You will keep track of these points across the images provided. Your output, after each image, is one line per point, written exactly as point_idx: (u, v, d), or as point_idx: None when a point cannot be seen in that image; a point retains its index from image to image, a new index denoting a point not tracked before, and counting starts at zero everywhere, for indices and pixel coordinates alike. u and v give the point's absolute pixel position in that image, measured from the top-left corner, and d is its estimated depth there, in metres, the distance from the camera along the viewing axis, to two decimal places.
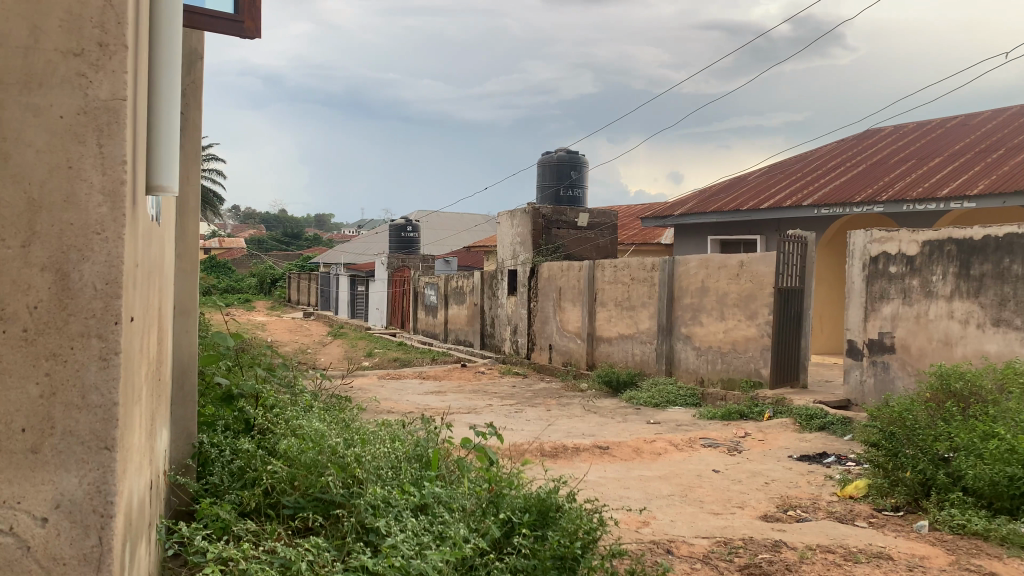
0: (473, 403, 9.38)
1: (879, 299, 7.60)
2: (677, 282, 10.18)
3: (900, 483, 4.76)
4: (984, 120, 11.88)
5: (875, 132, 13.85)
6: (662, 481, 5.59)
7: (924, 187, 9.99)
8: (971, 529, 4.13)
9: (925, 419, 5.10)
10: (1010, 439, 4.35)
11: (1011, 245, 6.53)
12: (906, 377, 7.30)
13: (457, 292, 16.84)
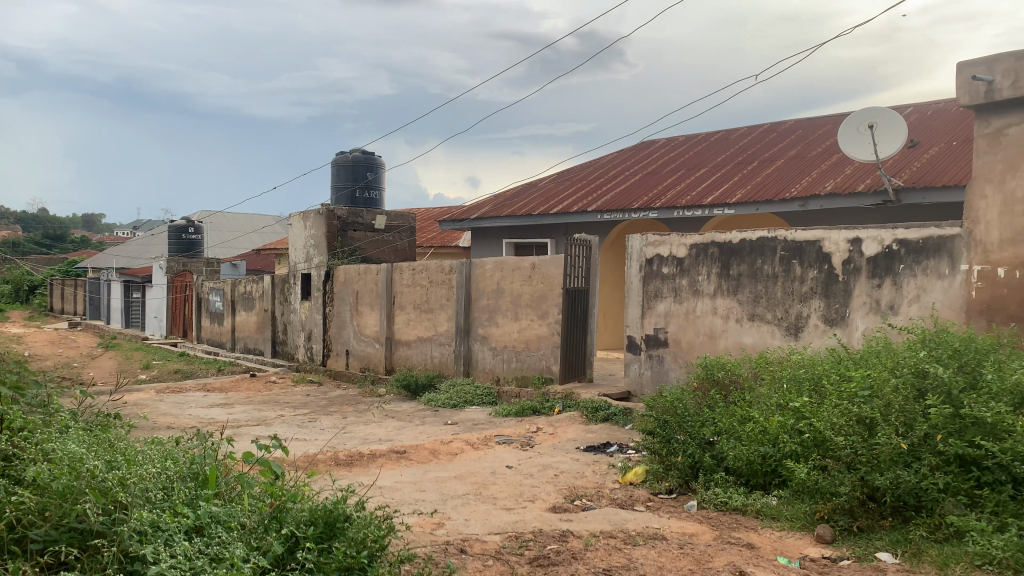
0: (262, 414, 8.96)
1: (654, 298, 8.20)
2: (474, 284, 10.35)
3: (673, 466, 5.16)
4: (741, 135, 13.23)
5: (650, 144, 14.96)
6: (457, 481, 5.65)
7: (692, 196, 10.91)
8: (731, 505, 4.57)
9: (693, 407, 5.54)
10: (762, 421, 4.85)
11: (762, 248, 7.28)
12: (677, 368, 7.94)
13: (246, 297, 16.02)
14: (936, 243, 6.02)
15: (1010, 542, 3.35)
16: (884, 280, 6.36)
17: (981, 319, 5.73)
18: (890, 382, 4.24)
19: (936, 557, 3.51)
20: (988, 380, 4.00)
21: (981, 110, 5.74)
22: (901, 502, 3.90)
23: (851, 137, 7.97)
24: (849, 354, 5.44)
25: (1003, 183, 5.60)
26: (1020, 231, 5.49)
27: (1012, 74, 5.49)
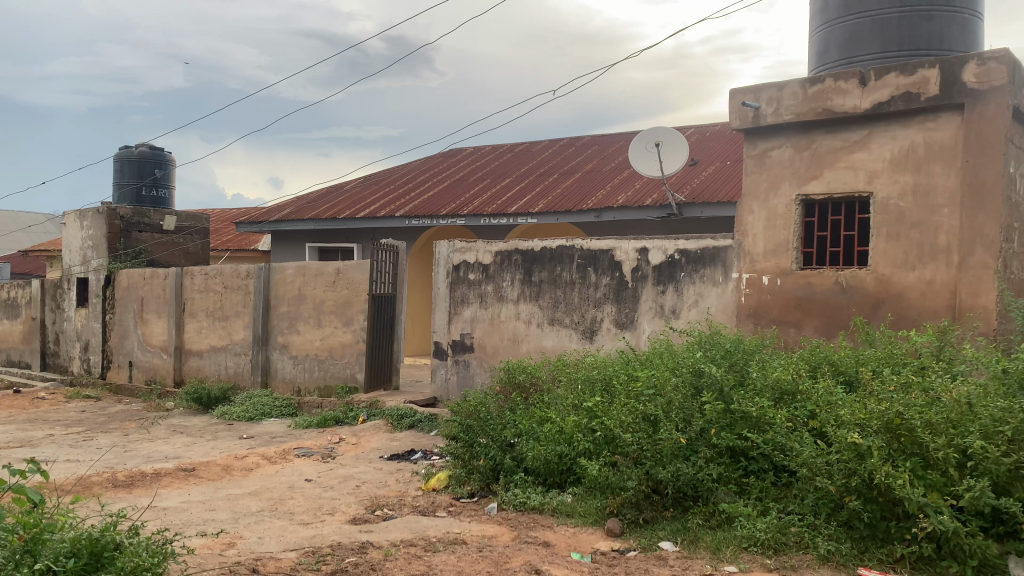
0: (26, 435, 8.02)
1: (460, 303, 8.28)
2: (274, 290, 9.90)
3: (475, 470, 5.22)
4: (543, 147, 13.74)
5: (456, 152, 15.14)
6: (251, 497, 5.36)
7: (497, 204, 11.16)
8: (529, 504, 4.70)
9: (495, 410, 5.62)
10: (559, 421, 5.02)
11: (561, 256, 7.57)
12: (482, 373, 8.08)
13: (9, 304, 14.31)
14: (712, 253, 6.57)
15: (772, 525, 3.72)
16: (668, 287, 6.84)
17: (750, 322, 6.31)
18: (671, 382, 4.53)
19: (710, 542, 3.81)
20: (754, 377, 4.43)
21: (750, 133, 6.33)
22: (681, 493, 4.20)
23: (639, 152, 8.49)
24: (637, 356, 5.79)
25: (767, 200, 6.21)
26: (781, 243, 6.12)
27: (775, 102, 6.11)
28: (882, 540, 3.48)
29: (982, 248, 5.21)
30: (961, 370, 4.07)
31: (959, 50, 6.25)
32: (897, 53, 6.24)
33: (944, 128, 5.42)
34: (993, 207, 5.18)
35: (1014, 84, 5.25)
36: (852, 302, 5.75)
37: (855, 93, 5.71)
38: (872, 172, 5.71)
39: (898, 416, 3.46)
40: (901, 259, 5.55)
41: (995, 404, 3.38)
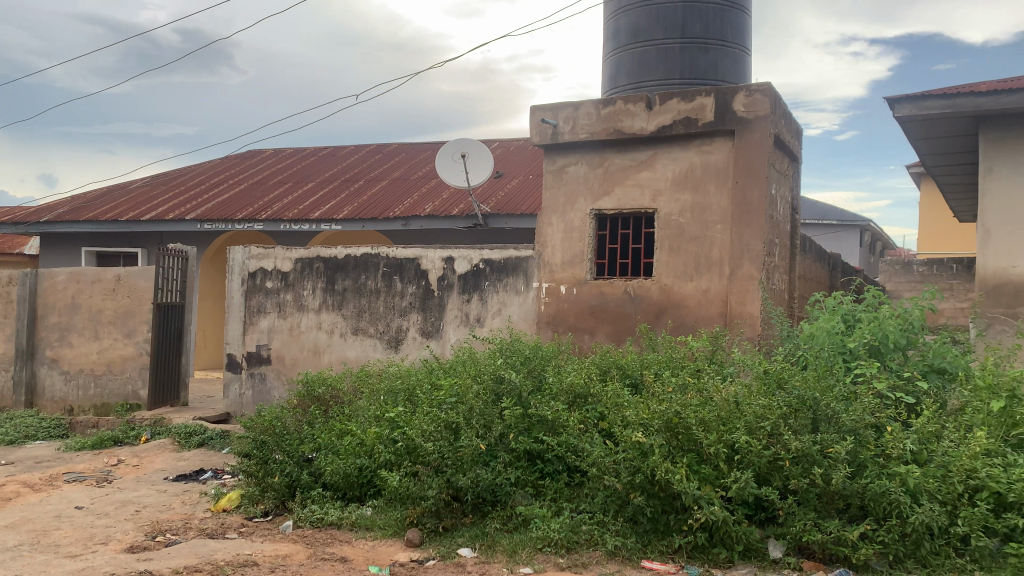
0: None
1: (256, 313, 7.90)
2: (41, 299, 8.92)
3: (269, 488, 4.98)
4: (349, 153, 13.48)
5: (255, 153, 14.47)
6: (7, 531, 4.76)
7: (298, 210, 10.79)
8: (327, 520, 4.55)
9: (293, 424, 5.40)
10: (360, 433, 4.91)
11: (365, 264, 7.45)
12: (280, 386, 7.76)
13: None
14: (514, 264, 6.75)
15: (564, 525, 3.86)
16: (472, 296, 6.95)
17: (548, 330, 6.55)
18: (471, 389, 4.57)
19: (506, 546, 3.89)
20: (550, 382, 4.58)
21: (549, 149, 6.59)
22: (480, 498, 4.25)
23: (443, 162, 8.53)
24: (440, 364, 5.81)
25: (564, 214, 6.49)
26: (576, 254, 6.42)
27: (571, 121, 6.40)
28: (663, 532, 3.73)
29: (749, 261, 5.75)
30: (731, 372, 4.46)
31: (730, 82, 6.89)
32: (679, 81, 6.76)
33: (717, 152, 5.94)
34: (758, 224, 5.74)
35: (774, 115, 5.86)
36: (639, 310, 6.14)
37: (642, 115, 6.11)
38: (657, 190, 6.13)
39: (676, 415, 3.72)
40: (681, 270, 6.01)
41: (757, 401, 3.70)
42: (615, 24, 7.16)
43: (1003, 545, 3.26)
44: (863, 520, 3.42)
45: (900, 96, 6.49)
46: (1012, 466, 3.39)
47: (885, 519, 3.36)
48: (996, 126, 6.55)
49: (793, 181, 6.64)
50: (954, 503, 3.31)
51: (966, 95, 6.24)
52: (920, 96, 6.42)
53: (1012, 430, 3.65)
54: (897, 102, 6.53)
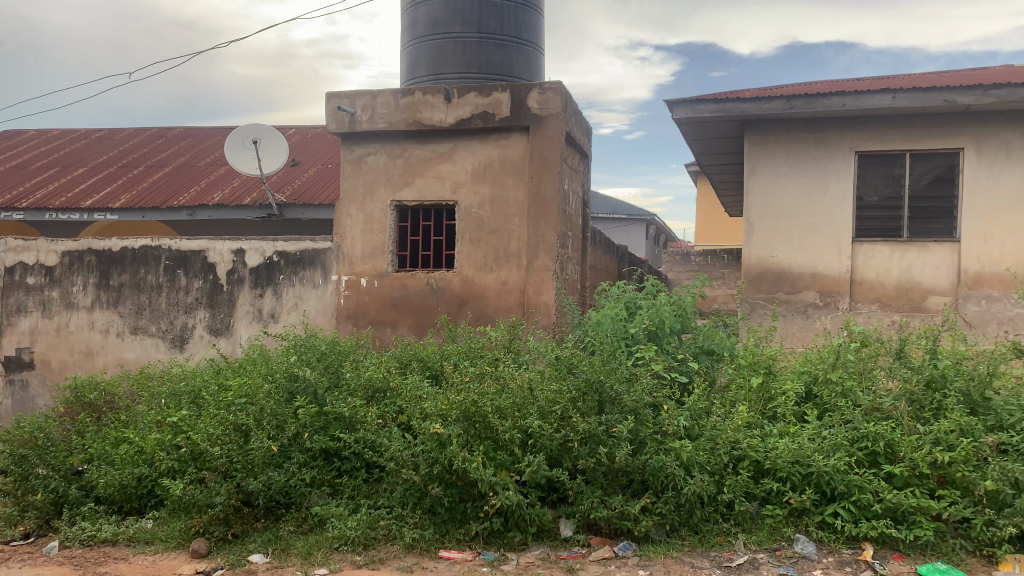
0: None
1: (16, 312, 7.10)
2: None
3: (31, 506, 4.46)
4: (128, 136, 12.41)
5: (14, 133, 12.92)
6: None
7: (67, 197, 9.77)
8: (100, 537, 4.14)
9: (59, 435, 4.88)
10: (138, 441, 4.54)
11: (145, 257, 6.88)
12: (45, 393, 7.02)
13: None
14: (311, 256, 6.52)
15: (362, 521, 3.79)
16: (266, 290, 6.63)
17: (347, 324, 6.41)
18: (263, 388, 4.35)
19: (301, 548, 3.76)
20: (347, 377, 4.47)
21: (346, 137, 6.42)
22: (273, 501, 4.07)
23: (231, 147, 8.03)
24: (228, 364, 5.50)
25: (364, 204, 6.36)
26: (377, 246, 6.32)
27: (369, 109, 6.27)
28: (460, 520, 3.78)
29: (544, 254, 5.95)
30: (526, 359, 4.59)
31: (525, 79, 7.09)
32: (476, 74, 6.85)
33: (514, 147, 6.09)
34: (552, 217, 5.94)
35: (566, 112, 6.10)
36: (440, 302, 6.17)
37: (441, 107, 6.12)
38: (457, 182, 6.18)
39: (473, 404, 3.74)
40: (481, 262, 6.11)
41: (549, 387, 3.82)
42: (413, 14, 7.12)
43: (762, 508, 3.61)
44: (644, 493, 3.64)
45: (677, 99, 6.97)
46: (768, 435, 3.75)
47: (662, 492, 3.59)
48: (759, 130, 7.23)
49: (584, 177, 6.95)
50: (721, 472, 3.62)
51: (734, 101, 6.83)
52: (695, 100, 6.95)
53: (770, 403, 4.04)
54: (675, 105, 7.02)
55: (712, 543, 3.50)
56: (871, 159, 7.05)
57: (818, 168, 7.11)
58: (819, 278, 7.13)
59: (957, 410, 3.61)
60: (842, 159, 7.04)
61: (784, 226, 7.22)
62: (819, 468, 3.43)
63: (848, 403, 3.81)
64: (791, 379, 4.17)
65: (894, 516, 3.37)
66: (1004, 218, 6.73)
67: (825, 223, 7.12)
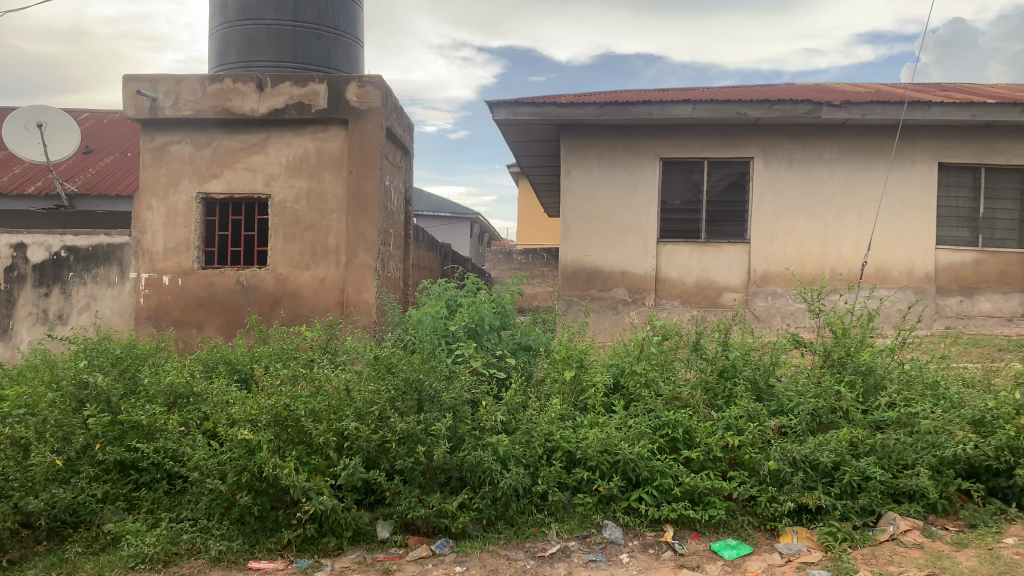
0: None
1: None
2: None
3: None
4: None
5: None
6: None
7: None
8: None
9: None
10: None
11: None
12: None
13: None
14: (105, 252, 5.99)
15: (161, 537, 3.52)
16: (52, 289, 6.02)
17: (148, 325, 5.96)
18: (48, 398, 3.94)
19: (90, 570, 3.43)
20: (145, 383, 4.16)
21: (146, 124, 5.96)
22: (58, 521, 3.69)
23: (9, 131, 7.17)
24: (4, 370, 4.93)
25: (167, 196, 5.94)
26: (181, 241, 5.93)
27: (172, 95, 5.86)
28: (271, 529, 3.62)
29: (364, 250, 5.83)
30: (344, 360, 4.48)
31: (343, 71, 6.91)
32: (291, 64, 6.59)
33: (332, 140, 5.92)
34: (371, 213, 5.84)
35: (386, 107, 6.01)
36: (251, 301, 5.89)
37: (253, 96, 5.84)
38: (270, 175, 5.92)
39: (285, 408, 3.58)
40: (297, 258, 5.89)
41: (366, 387, 3.74)
42: None
43: (573, 497, 3.74)
44: (461, 489, 3.66)
45: (497, 100, 7.01)
46: (580, 426, 3.90)
47: (479, 487, 3.63)
48: (574, 134, 7.49)
49: (405, 174, 6.89)
50: (536, 465, 3.70)
51: (551, 105, 7.02)
52: (514, 102, 7.03)
53: (581, 395, 4.20)
54: (495, 106, 7.04)
55: (527, 534, 3.59)
56: (674, 164, 7.54)
57: (627, 172, 7.49)
58: (628, 276, 7.52)
59: (745, 396, 3.93)
60: (648, 164, 7.47)
61: (596, 226, 7.54)
62: (625, 456, 3.60)
63: (651, 392, 4.04)
64: (600, 372, 4.36)
65: (692, 498, 3.61)
66: (786, 222, 7.44)
67: (633, 224, 7.51)
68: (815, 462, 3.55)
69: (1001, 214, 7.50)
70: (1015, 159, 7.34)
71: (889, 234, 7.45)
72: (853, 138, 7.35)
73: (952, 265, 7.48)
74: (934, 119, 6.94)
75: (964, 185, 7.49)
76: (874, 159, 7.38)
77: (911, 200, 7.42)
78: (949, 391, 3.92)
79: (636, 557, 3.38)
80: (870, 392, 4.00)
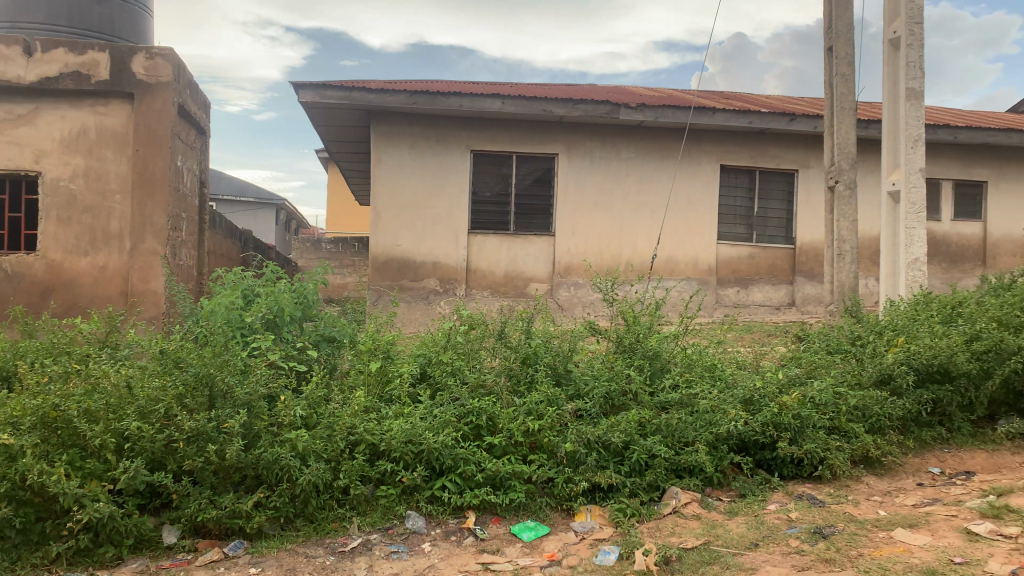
0: None
1: None
2: None
3: None
4: None
5: None
6: None
7: None
8: None
9: None
10: None
11: None
12: None
13: None
14: None
15: None
16: None
17: None
18: None
19: None
20: None
21: None
22: None
23: None
24: None
25: None
26: None
27: None
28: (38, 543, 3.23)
29: (152, 235, 5.40)
30: (126, 355, 4.13)
31: (128, 41, 6.35)
32: (66, 29, 5.96)
33: (115, 115, 5.42)
34: (161, 196, 5.42)
35: (178, 84, 5.60)
36: (17, 291, 5.28)
37: (19, 61, 5.23)
38: (40, 151, 5.33)
39: (54, 409, 3.24)
40: (72, 243, 5.35)
41: (151, 385, 3.48)
42: None
43: (376, 489, 3.69)
44: (258, 488, 3.49)
45: (304, 83, 6.71)
46: (384, 417, 3.86)
47: (276, 484, 3.48)
48: (384, 121, 7.37)
49: (201, 155, 6.47)
50: (337, 459, 3.61)
51: (360, 90, 6.86)
52: (321, 85, 6.78)
53: (386, 386, 4.15)
54: (301, 89, 6.75)
55: (327, 530, 3.49)
56: (483, 157, 7.65)
57: (437, 162, 7.50)
58: (438, 266, 7.55)
59: (544, 382, 4.07)
60: (458, 155, 7.52)
61: (406, 216, 7.49)
62: (429, 445, 3.60)
63: (456, 381, 4.07)
64: (406, 362, 4.32)
65: (493, 483, 3.68)
66: (587, 216, 7.79)
67: (444, 214, 7.54)
68: (607, 442, 3.75)
69: (771, 213, 8.31)
70: (783, 164, 8.16)
71: (678, 229, 8.02)
72: (648, 139, 7.83)
73: (730, 259, 8.19)
74: (717, 124, 7.54)
75: (742, 186, 8.22)
76: (665, 159, 7.91)
77: (697, 198, 8.03)
78: (724, 373, 4.29)
79: (438, 545, 3.40)
80: (657, 375, 4.28)
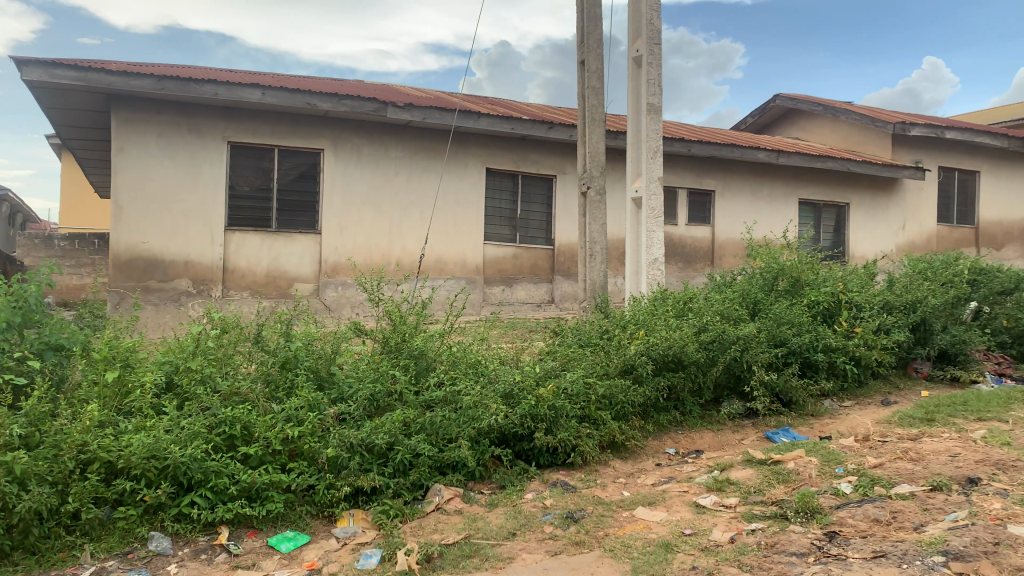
0: None
1: None
2: None
3: None
4: None
5: None
6: None
7: None
8: None
9: None
10: None
11: None
12: None
13: None
14: None
15: None
16: None
17: None
18: None
19: None
20: None
21: None
22: None
23: None
24: None
25: None
26: None
27: None
28: None
29: None
30: None
31: None
32: None
33: None
34: None
35: None
36: None
37: None
38: None
39: None
40: None
41: None
42: None
43: (113, 511, 3.35)
44: None
45: (27, 58, 5.93)
46: (123, 432, 3.51)
47: None
48: (127, 107, 6.74)
49: None
50: (65, 481, 3.23)
51: (98, 71, 6.20)
52: (50, 63, 6.02)
53: (126, 398, 3.79)
54: (24, 64, 5.96)
55: (53, 562, 3.11)
56: (242, 150, 7.24)
57: (190, 154, 6.99)
58: (191, 265, 7.04)
59: (305, 387, 3.93)
60: (213, 147, 7.06)
61: (153, 211, 6.90)
62: (174, 460, 3.33)
63: (207, 390, 3.81)
64: (150, 370, 3.95)
65: (249, 496, 3.49)
66: (353, 215, 7.66)
67: (198, 210, 7.05)
68: (370, 445, 3.70)
69: (533, 215, 8.69)
70: (543, 169, 8.56)
71: (445, 230, 8.13)
72: (414, 139, 7.87)
73: (495, 259, 8.45)
74: (481, 129, 7.76)
75: (505, 189, 8.51)
76: (432, 160, 7.99)
77: (463, 200, 8.20)
78: (486, 369, 4.41)
79: (185, 565, 3.15)
80: (422, 374, 4.30)
